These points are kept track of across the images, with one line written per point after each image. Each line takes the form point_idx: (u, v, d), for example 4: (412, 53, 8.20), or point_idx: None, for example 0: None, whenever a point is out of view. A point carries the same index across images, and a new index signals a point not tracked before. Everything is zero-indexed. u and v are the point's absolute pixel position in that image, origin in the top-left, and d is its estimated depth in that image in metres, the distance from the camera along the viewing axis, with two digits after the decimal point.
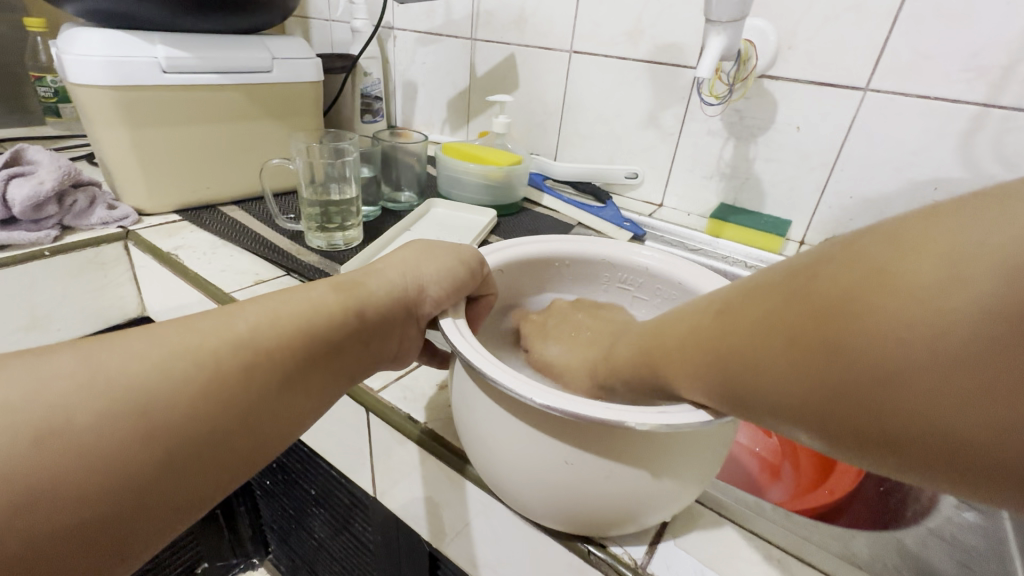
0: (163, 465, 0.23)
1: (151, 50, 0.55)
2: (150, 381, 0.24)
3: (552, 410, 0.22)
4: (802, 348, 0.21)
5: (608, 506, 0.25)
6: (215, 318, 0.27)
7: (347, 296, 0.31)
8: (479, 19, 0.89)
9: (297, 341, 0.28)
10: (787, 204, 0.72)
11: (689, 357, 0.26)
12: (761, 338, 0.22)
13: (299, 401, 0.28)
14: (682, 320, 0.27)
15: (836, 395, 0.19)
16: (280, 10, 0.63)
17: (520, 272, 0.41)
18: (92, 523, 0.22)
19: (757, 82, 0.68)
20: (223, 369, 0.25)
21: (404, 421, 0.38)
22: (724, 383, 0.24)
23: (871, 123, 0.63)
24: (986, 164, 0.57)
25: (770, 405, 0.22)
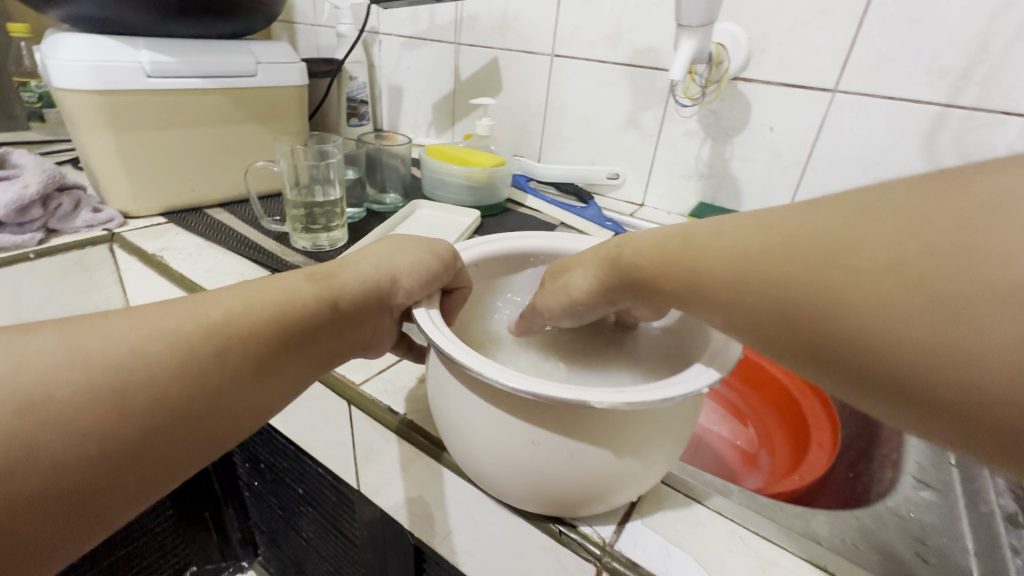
0: (140, 436, 0.25)
1: (135, 55, 0.55)
2: (128, 361, 0.25)
3: (521, 391, 0.23)
4: (857, 285, 0.20)
5: (576, 485, 0.27)
6: (196, 311, 0.28)
7: (323, 285, 0.32)
8: (462, 24, 0.91)
9: (271, 328, 0.29)
10: (762, 202, 0.74)
11: (723, 274, 0.25)
12: (811, 267, 0.22)
13: (273, 385, 0.30)
14: (724, 231, 0.26)
15: (875, 338, 0.20)
16: (264, 15, 0.64)
17: (495, 267, 0.43)
18: (73, 486, 0.23)
19: (731, 85, 0.70)
20: (197, 351, 0.27)
21: (384, 412, 0.39)
22: (759, 308, 0.24)
23: (840, 123, 0.65)
24: (949, 162, 0.60)
25: (801, 338, 0.22)
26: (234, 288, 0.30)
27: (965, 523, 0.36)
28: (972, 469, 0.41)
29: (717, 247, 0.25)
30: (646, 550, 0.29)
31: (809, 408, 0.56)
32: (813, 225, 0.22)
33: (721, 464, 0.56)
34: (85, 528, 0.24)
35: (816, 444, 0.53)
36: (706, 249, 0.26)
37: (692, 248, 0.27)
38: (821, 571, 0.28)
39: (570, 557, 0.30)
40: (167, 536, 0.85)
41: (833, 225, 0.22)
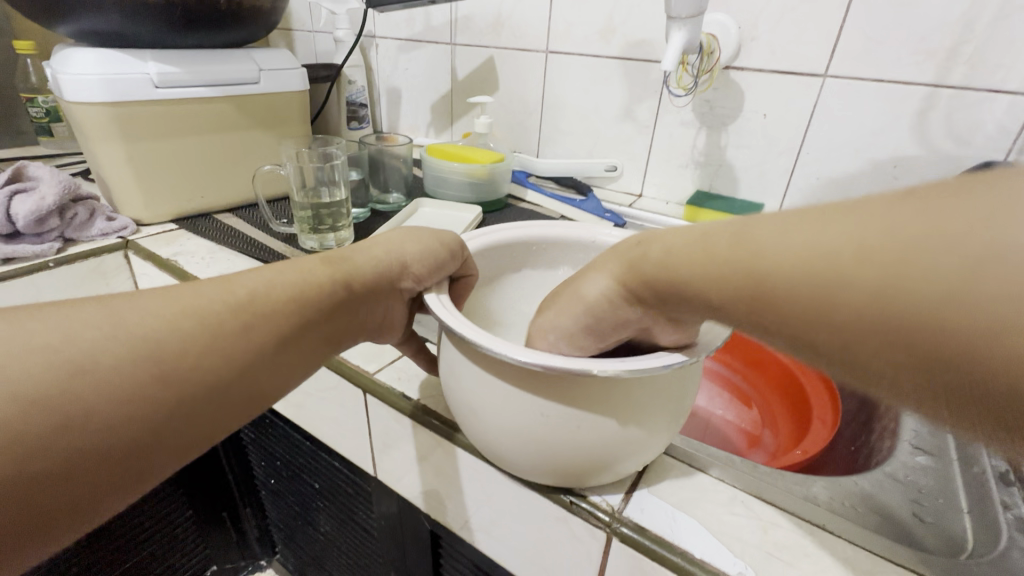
0: (172, 409, 0.27)
1: (143, 67, 0.57)
2: (162, 337, 0.27)
3: (530, 364, 0.25)
4: (902, 303, 0.18)
5: (584, 456, 0.28)
6: (216, 298, 0.30)
7: (335, 268, 0.34)
8: (457, 24, 0.92)
9: (291, 308, 0.31)
10: (758, 188, 0.75)
11: (808, 287, 0.20)
12: (941, 293, 0.17)
13: (292, 364, 0.31)
14: (795, 231, 0.21)
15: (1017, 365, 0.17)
16: (265, 23, 0.66)
17: (500, 257, 0.44)
18: (113, 452, 0.25)
19: (723, 73, 0.71)
20: (223, 332, 0.29)
21: (397, 397, 0.40)
22: (860, 334, 0.19)
23: (832, 107, 0.66)
24: (939, 140, 0.61)
25: (918, 367, 0.19)
26: (255, 272, 0.32)
27: (961, 482, 0.37)
28: None
29: (789, 253, 0.21)
30: (652, 516, 0.30)
31: (811, 384, 0.57)
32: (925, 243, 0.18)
33: (728, 445, 0.59)
34: (119, 489, 0.26)
35: (818, 419, 0.54)
36: (775, 254, 0.21)
37: (760, 252, 0.22)
38: (818, 529, 0.30)
39: (580, 526, 0.31)
40: (186, 536, 0.87)
41: (962, 228, 0.17)
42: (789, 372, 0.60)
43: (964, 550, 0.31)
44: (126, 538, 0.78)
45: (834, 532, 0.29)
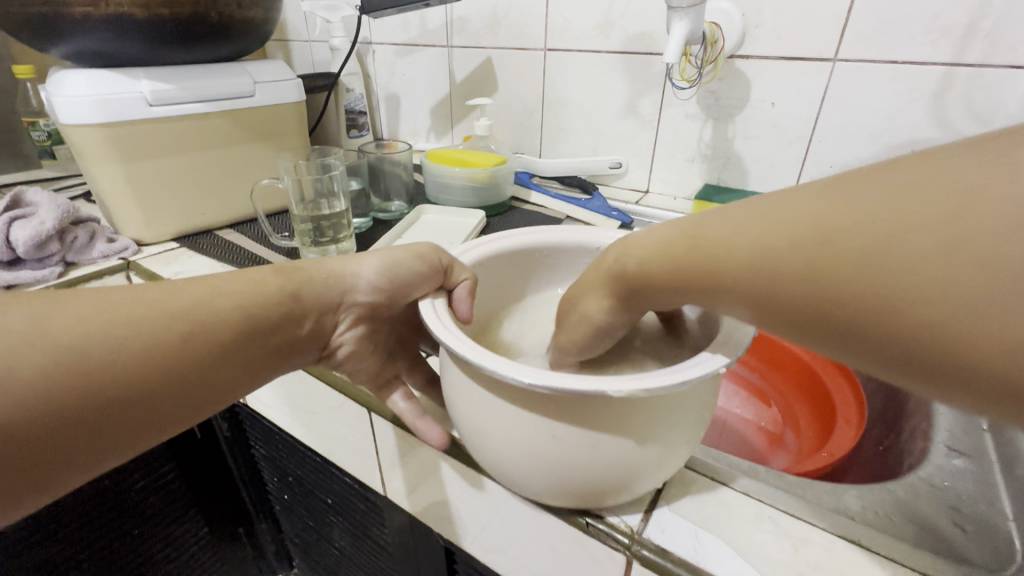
0: (122, 412, 0.30)
1: (137, 85, 0.56)
2: (99, 348, 0.29)
3: (540, 387, 0.23)
4: (827, 274, 0.22)
5: (602, 477, 0.27)
6: (182, 312, 0.32)
7: (290, 280, 0.37)
8: (454, 26, 0.91)
9: (232, 322, 0.34)
10: (769, 179, 0.73)
11: (765, 272, 0.23)
12: (855, 265, 0.21)
13: (226, 374, 0.33)
14: (745, 226, 0.25)
15: (926, 322, 0.19)
16: (259, 34, 0.65)
17: (502, 265, 0.43)
18: (59, 448, 0.28)
19: (727, 63, 0.69)
20: (155, 344, 0.31)
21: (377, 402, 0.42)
22: (803, 309, 0.23)
23: (843, 92, 0.64)
24: (958, 122, 0.59)
25: (854, 332, 0.22)
26: (207, 285, 0.34)
27: (1003, 487, 0.35)
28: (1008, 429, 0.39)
29: (740, 244, 0.25)
30: (674, 536, 0.28)
31: (834, 384, 0.55)
32: (837, 223, 0.21)
33: (747, 446, 0.58)
34: (48, 478, 0.29)
35: (844, 421, 0.52)
36: (730, 248, 0.25)
37: (718, 248, 0.25)
38: (855, 546, 0.28)
39: (598, 548, 0.30)
40: (202, 554, 0.86)
41: (870, 210, 0.21)
42: (808, 369, 0.58)
43: (1013, 560, 0.29)
44: (142, 557, 0.77)
45: (871, 549, 0.27)
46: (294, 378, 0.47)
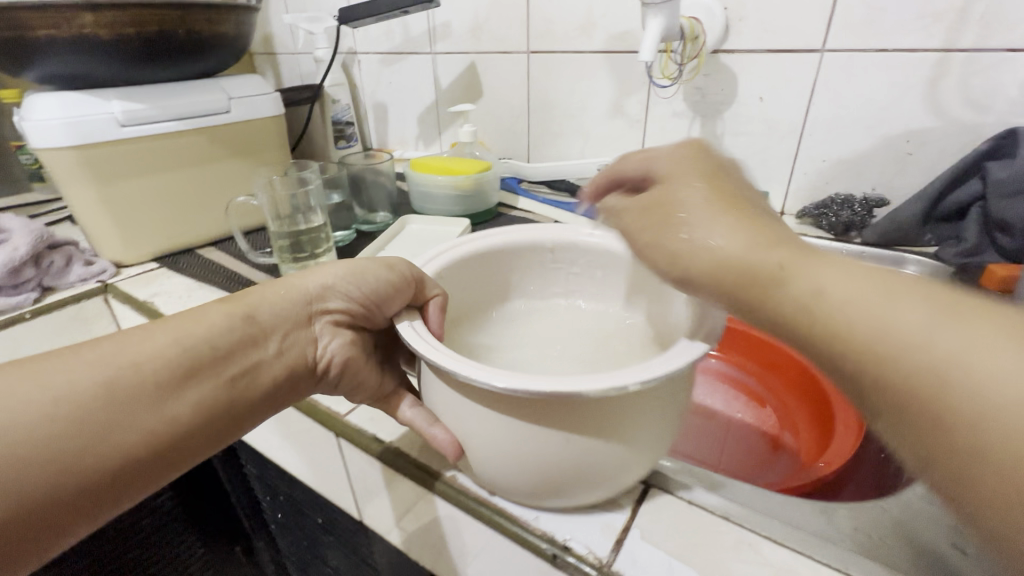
0: (117, 457, 0.29)
1: (107, 106, 0.56)
2: (25, 408, 0.27)
3: (514, 390, 0.24)
4: (920, 367, 0.20)
5: (579, 479, 0.27)
6: (168, 343, 0.32)
7: (240, 305, 0.36)
8: (436, 32, 0.90)
9: (174, 357, 0.32)
10: (762, 176, 0.70)
11: (861, 332, 0.21)
12: (953, 375, 0.19)
13: (185, 411, 0.31)
14: (851, 284, 0.23)
15: (985, 455, 0.18)
16: (233, 49, 0.64)
17: (484, 264, 0.45)
18: (52, 498, 0.27)
19: (713, 58, 0.67)
20: (88, 391, 0.29)
21: (367, 442, 0.38)
22: (871, 379, 0.21)
23: (833, 84, 0.61)
24: (955, 109, 0.56)
25: (906, 423, 0.20)
26: (142, 332, 0.32)
27: None
28: None
29: (842, 298, 0.22)
30: (646, 569, 0.27)
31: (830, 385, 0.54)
32: (953, 336, 0.20)
33: (747, 452, 0.55)
34: (52, 533, 0.28)
35: (842, 425, 0.50)
36: (828, 298, 0.23)
37: (812, 295, 0.23)
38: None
39: None
40: None
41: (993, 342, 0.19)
42: (804, 371, 0.56)
43: None
44: None
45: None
46: None
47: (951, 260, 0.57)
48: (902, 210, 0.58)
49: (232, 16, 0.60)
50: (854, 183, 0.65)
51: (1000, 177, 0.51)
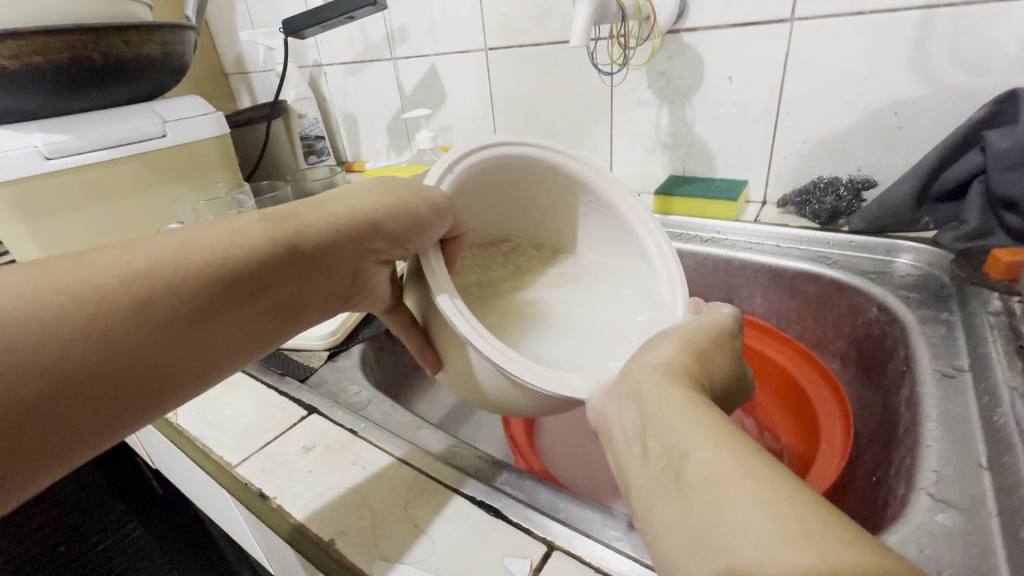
0: (144, 366, 0.26)
1: (29, 139, 0.53)
2: (39, 314, 0.23)
3: (488, 355, 0.30)
4: (684, 442, 0.23)
5: (508, 408, 0.34)
6: (205, 245, 0.28)
7: (278, 226, 0.31)
8: (394, 37, 0.86)
9: (219, 270, 0.28)
10: (738, 163, 0.64)
11: (665, 410, 0.25)
12: (697, 462, 0.22)
13: (220, 330, 0.28)
14: (675, 389, 0.26)
15: (689, 521, 0.21)
16: (166, 70, 0.62)
17: (514, 170, 0.43)
18: (71, 397, 0.24)
19: (675, 38, 0.61)
20: (110, 303, 0.25)
21: (254, 499, 0.32)
22: (653, 445, 0.24)
23: (806, 56, 0.55)
24: (945, 73, 0.49)
25: (660, 479, 0.23)
26: (185, 234, 0.28)
27: (1003, 559, 0.24)
28: (1011, 465, 0.28)
29: (670, 391, 0.26)
30: None
31: (820, 398, 0.47)
32: (711, 438, 0.22)
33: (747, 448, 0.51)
34: (58, 448, 0.24)
35: (826, 444, 0.43)
36: (659, 386, 0.26)
37: (648, 385, 0.27)
38: None
39: None
40: None
41: (738, 456, 0.21)
42: (792, 380, 0.50)
43: None
44: None
45: None
46: (170, 448, 0.42)
47: (951, 246, 0.49)
48: (892, 191, 0.52)
49: (156, 36, 0.57)
50: (840, 164, 0.58)
51: (999, 147, 0.45)
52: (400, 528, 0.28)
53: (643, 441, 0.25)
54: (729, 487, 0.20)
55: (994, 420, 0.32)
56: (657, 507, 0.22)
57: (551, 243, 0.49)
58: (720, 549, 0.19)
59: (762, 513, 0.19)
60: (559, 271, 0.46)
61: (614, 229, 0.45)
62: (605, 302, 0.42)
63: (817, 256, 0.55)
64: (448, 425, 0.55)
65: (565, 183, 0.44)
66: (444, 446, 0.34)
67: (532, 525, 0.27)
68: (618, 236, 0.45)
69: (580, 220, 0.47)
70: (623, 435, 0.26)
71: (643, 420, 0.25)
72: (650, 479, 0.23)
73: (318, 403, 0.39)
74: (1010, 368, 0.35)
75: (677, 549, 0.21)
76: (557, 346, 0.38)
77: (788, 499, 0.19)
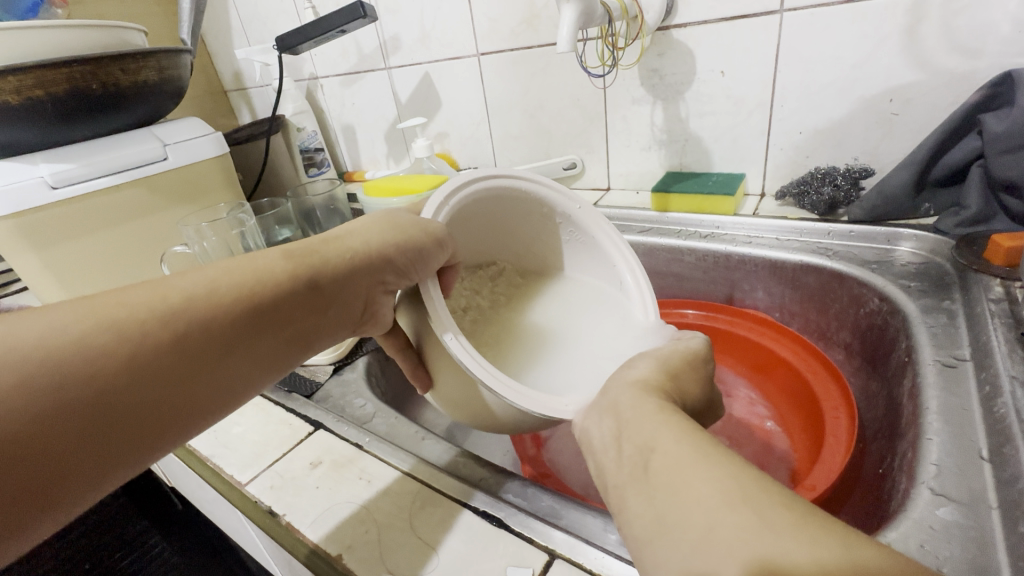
0: (164, 396, 0.25)
1: (34, 170, 0.54)
2: (72, 349, 0.23)
3: (480, 377, 0.31)
4: (650, 439, 0.23)
5: (498, 426, 0.34)
6: (226, 279, 0.29)
7: (298, 262, 0.32)
8: (387, 46, 0.86)
9: (241, 301, 0.29)
10: (734, 157, 0.64)
11: (635, 414, 0.25)
12: (663, 454, 0.22)
13: (238, 360, 0.28)
14: (646, 397, 0.26)
15: (652, 508, 0.21)
16: (164, 95, 0.63)
17: (502, 201, 0.43)
18: (93, 426, 0.23)
19: (665, 35, 0.61)
20: (141, 333, 0.25)
21: (264, 516, 0.32)
22: (624, 445, 0.24)
23: (798, 46, 0.54)
24: (939, 58, 0.49)
25: (630, 474, 0.23)
26: (210, 269, 0.29)
27: (1002, 551, 0.24)
28: (1012, 457, 0.28)
29: (639, 399, 0.26)
30: None
31: (823, 389, 0.47)
32: (675, 434, 0.23)
33: (749, 445, 0.51)
34: (78, 479, 0.23)
35: (831, 438, 0.42)
36: (634, 395, 0.27)
37: (625, 395, 0.27)
38: None
39: None
40: None
41: (704, 448, 0.22)
42: (797, 376, 0.50)
43: None
44: None
45: None
46: (180, 468, 0.43)
47: (951, 232, 0.49)
48: (890, 179, 0.51)
49: (152, 62, 0.58)
50: (837, 153, 0.58)
51: (996, 131, 0.44)
52: (405, 541, 0.29)
53: (617, 445, 0.25)
54: (689, 472, 0.21)
55: (995, 411, 0.31)
56: (627, 502, 0.22)
57: (535, 271, 0.50)
58: (685, 533, 0.19)
59: (720, 495, 0.19)
60: (542, 298, 0.46)
61: (596, 259, 0.45)
62: (587, 331, 0.42)
63: (817, 248, 0.54)
64: (455, 432, 0.55)
65: (550, 217, 0.45)
66: (440, 456, 0.34)
67: (533, 533, 0.28)
68: (600, 268, 0.45)
69: (564, 249, 0.47)
70: (602, 441, 0.26)
71: (618, 425, 0.26)
72: (621, 474, 0.24)
73: (323, 418, 0.39)
74: (1011, 357, 0.34)
75: (645, 536, 0.21)
76: (546, 374, 0.38)
77: (738, 480, 0.20)
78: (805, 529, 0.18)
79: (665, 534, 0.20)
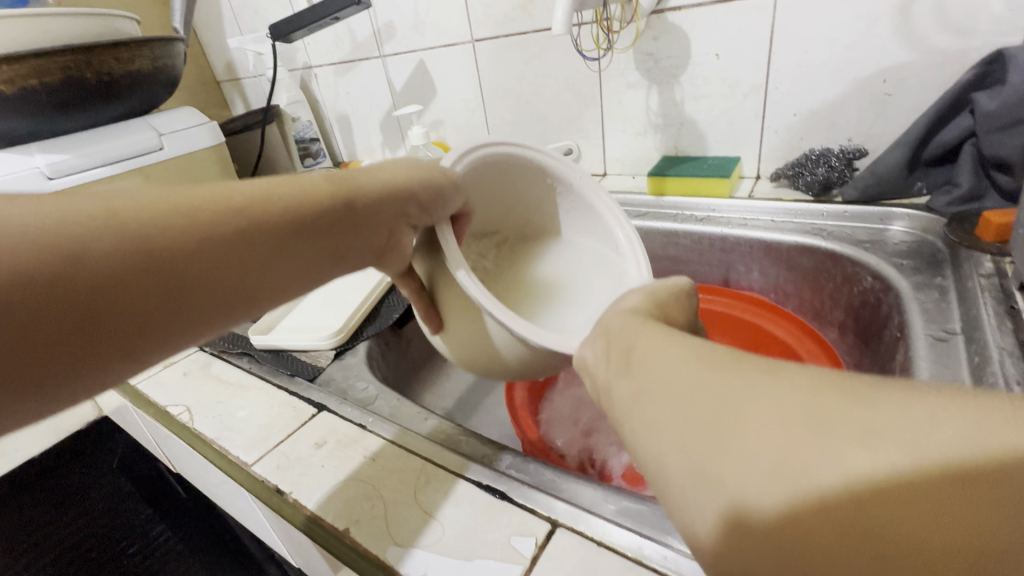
0: (194, 286, 0.25)
1: (30, 161, 0.54)
2: (85, 240, 0.22)
3: (494, 312, 0.31)
4: (632, 336, 0.23)
5: (502, 369, 0.35)
6: (262, 193, 0.29)
7: (336, 185, 0.32)
8: (381, 34, 0.86)
9: (278, 213, 0.28)
10: (730, 140, 0.64)
11: (619, 318, 0.25)
12: (641, 347, 0.22)
13: (272, 264, 0.28)
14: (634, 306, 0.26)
15: (631, 393, 0.21)
16: (158, 84, 0.62)
17: (508, 170, 0.43)
18: (126, 301, 0.23)
19: (660, 18, 0.61)
20: (179, 224, 0.25)
21: (272, 495, 0.33)
22: (610, 345, 0.24)
23: (792, 27, 0.55)
24: (931, 38, 0.49)
25: (616, 367, 0.23)
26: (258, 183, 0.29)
27: None
28: None
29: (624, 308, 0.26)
30: None
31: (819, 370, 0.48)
32: (655, 330, 0.22)
33: None
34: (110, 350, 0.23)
35: None
36: (622, 307, 0.26)
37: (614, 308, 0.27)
38: None
39: None
40: None
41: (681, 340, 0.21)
42: (792, 354, 0.51)
43: None
44: None
45: None
46: (187, 452, 0.43)
47: (945, 210, 0.50)
48: (884, 159, 0.52)
49: (145, 50, 0.58)
50: (831, 134, 0.58)
51: (988, 109, 0.45)
52: (412, 515, 0.30)
53: (606, 350, 0.24)
54: (662, 362, 0.20)
55: (985, 380, 0.33)
56: (614, 389, 0.22)
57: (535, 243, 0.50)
58: (655, 412, 0.19)
59: (688, 376, 0.19)
60: (545, 267, 0.46)
61: (596, 228, 0.46)
62: (590, 294, 0.42)
63: (810, 228, 0.55)
64: (456, 415, 0.56)
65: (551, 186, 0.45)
66: (436, 429, 0.35)
67: (536, 505, 0.29)
68: (599, 236, 0.46)
69: (564, 217, 0.47)
70: (594, 355, 0.25)
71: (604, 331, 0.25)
72: (607, 375, 0.23)
73: (326, 401, 0.40)
74: (1000, 330, 0.36)
75: (626, 417, 0.21)
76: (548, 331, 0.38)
77: (706, 367, 0.19)
78: (761, 418, 0.16)
79: (640, 416, 0.20)
